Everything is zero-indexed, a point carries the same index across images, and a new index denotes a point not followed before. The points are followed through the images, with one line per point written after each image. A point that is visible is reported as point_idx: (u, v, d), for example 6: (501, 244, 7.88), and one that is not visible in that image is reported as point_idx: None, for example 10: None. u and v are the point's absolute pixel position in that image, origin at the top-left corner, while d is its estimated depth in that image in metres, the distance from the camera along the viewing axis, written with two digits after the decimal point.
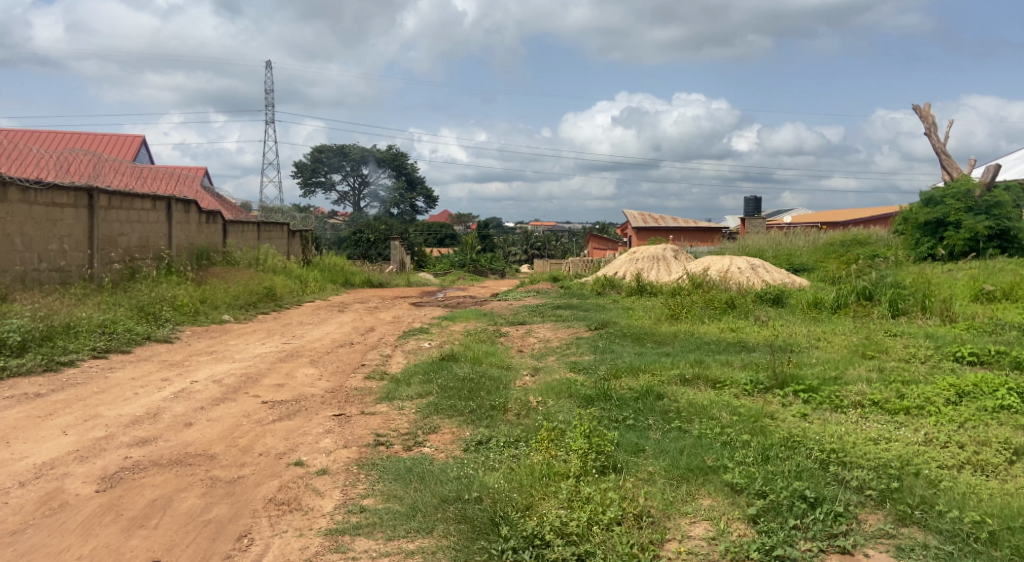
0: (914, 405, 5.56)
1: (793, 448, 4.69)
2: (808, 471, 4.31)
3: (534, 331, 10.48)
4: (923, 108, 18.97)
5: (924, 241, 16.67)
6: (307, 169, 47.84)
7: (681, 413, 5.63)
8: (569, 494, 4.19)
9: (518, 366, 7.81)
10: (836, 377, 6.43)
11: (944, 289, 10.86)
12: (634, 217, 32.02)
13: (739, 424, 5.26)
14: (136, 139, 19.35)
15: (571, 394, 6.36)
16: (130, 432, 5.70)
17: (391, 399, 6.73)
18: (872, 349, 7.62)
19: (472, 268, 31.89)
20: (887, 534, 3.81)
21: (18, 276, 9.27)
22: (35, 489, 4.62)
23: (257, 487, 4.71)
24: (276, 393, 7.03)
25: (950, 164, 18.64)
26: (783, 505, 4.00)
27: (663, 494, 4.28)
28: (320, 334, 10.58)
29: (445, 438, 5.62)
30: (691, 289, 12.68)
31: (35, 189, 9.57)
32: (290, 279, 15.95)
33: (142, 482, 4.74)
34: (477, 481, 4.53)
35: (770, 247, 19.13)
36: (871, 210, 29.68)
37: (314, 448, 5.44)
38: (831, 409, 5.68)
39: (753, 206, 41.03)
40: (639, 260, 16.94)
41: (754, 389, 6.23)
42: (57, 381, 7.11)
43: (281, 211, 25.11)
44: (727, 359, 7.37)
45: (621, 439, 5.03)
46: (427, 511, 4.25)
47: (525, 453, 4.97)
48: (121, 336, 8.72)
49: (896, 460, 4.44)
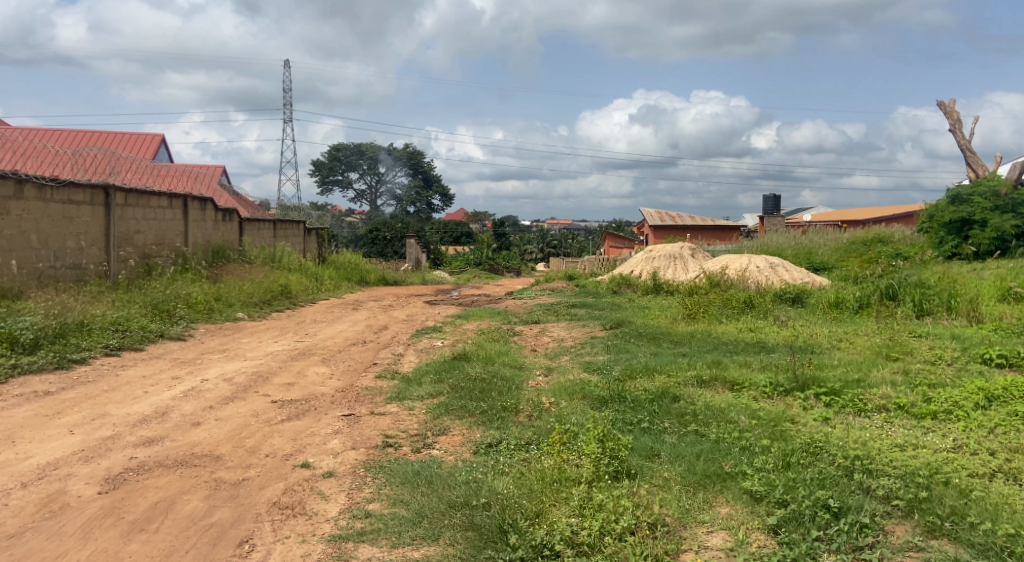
0: (942, 410, 5.37)
1: (815, 454, 4.51)
2: (831, 479, 4.13)
3: (548, 329, 10.35)
4: (948, 105, 18.59)
5: (948, 240, 16.37)
6: (324, 168, 48.03)
7: (698, 416, 5.46)
8: (581, 502, 4.05)
9: (532, 366, 7.66)
10: (860, 380, 6.24)
11: (971, 289, 10.59)
12: (651, 215, 31.74)
13: (758, 428, 5.08)
14: (156, 138, 19.43)
15: (584, 396, 6.21)
16: (137, 432, 5.61)
17: (401, 399, 6.62)
18: (897, 351, 7.40)
19: (487, 266, 31.88)
20: (917, 547, 3.62)
21: (34, 273, 9.25)
22: (36, 491, 4.52)
23: (262, 489, 4.60)
24: (286, 392, 6.92)
25: (976, 161, 18.28)
26: (805, 515, 3.83)
27: (679, 501, 4.12)
28: (334, 332, 10.49)
29: (455, 440, 5.49)
30: (709, 288, 12.47)
31: (51, 186, 9.53)
32: (305, 276, 15.89)
33: (146, 483, 4.64)
34: (486, 486, 4.38)
35: (789, 246, 18.85)
36: (892, 209, 29.31)
37: (322, 450, 5.32)
38: (855, 414, 5.48)
39: (772, 205, 40.71)
40: (656, 258, 16.74)
41: (773, 391, 6.05)
42: (68, 379, 7.05)
43: (298, 209, 25.18)
44: (746, 360, 7.19)
45: (635, 443, 4.87)
46: (434, 517, 4.12)
47: (536, 457, 4.83)
48: (134, 334, 8.65)
49: (924, 468, 4.25)
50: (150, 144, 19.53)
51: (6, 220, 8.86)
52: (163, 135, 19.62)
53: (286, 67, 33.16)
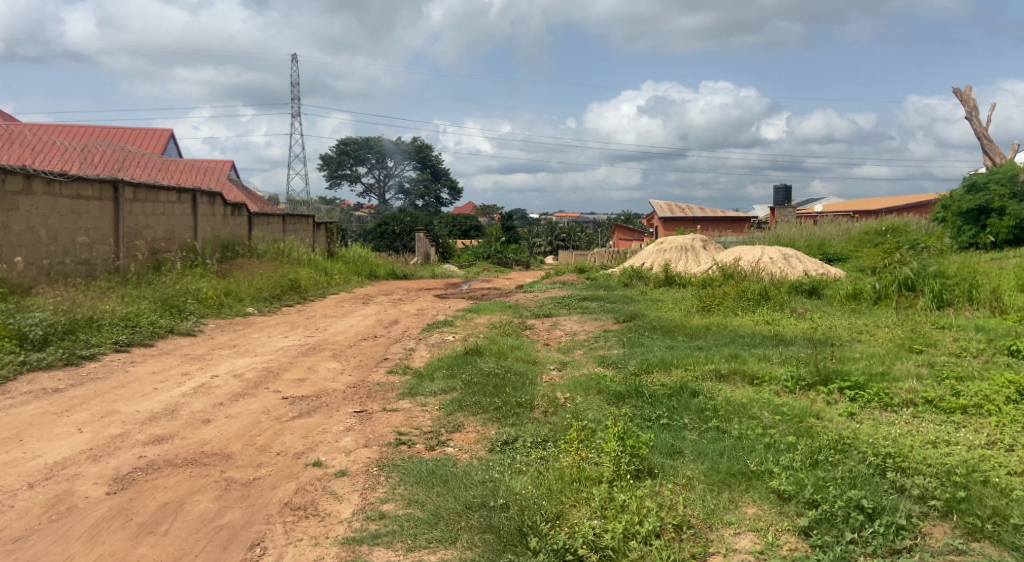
0: (972, 404, 5.20)
1: (843, 451, 4.36)
2: (862, 478, 3.99)
3: (560, 323, 10.21)
4: (964, 92, 18.28)
5: (965, 229, 16.18)
6: (332, 162, 47.83)
7: (719, 411, 5.30)
8: (603, 502, 3.92)
9: (545, 360, 7.52)
10: (884, 373, 6.07)
11: (992, 278, 10.38)
12: (661, 206, 31.51)
13: (783, 424, 4.92)
14: (165, 133, 19.48)
15: (600, 392, 6.06)
16: (146, 430, 5.50)
17: (414, 395, 6.50)
18: (920, 343, 7.22)
19: (496, 260, 31.76)
20: (957, 550, 3.48)
21: (43, 269, 9.16)
22: (44, 491, 4.43)
23: (273, 490, 4.48)
24: (297, 388, 6.80)
25: (993, 149, 17.99)
26: (838, 515, 3.69)
27: (704, 501, 3.98)
28: (344, 327, 10.37)
29: (469, 438, 5.35)
30: (723, 280, 12.29)
31: (60, 181, 9.43)
32: (314, 270, 15.77)
33: (154, 484, 4.53)
34: (504, 486, 4.25)
35: (802, 237, 18.63)
36: (904, 199, 29.03)
37: (333, 448, 5.20)
38: (881, 408, 5.33)
39: (784, 195, 40.27)
40: (668, 250, 16.55)
41: (796, 385, 5.89)
42: (77, 376, 6.95)
43: (307, 203, 25.08)
44: (765, 354, 7.03)
45: (655, 440, 4.72)
46: (451, 519, 3.99)
47: (553, 455, 4.69)
48: (143, 330, 8.55)
49: (961, 466, 4.09)
50: (159, 139, 19.52)
51: (14, 215, 8.77)
52: (172, 130, 19.61)
53: (293, 61, 32.79)
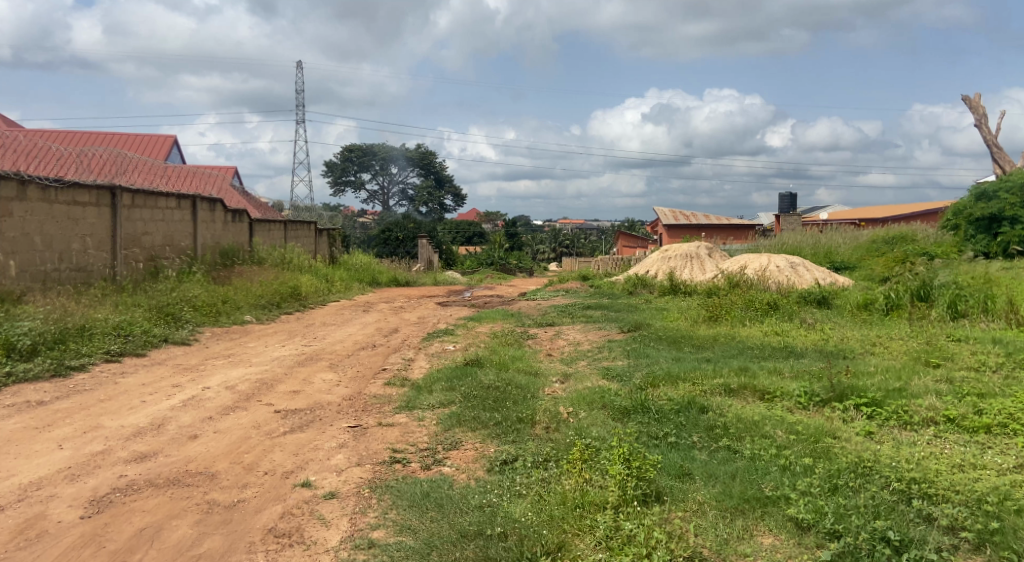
0: (996, 423, 4.95)
1: (864, 475, 4.10)
2: (886, 507, 3.73)
3: (563, 332, 9.94)
4: (973, 99, 18.04)
5: (979, 238, 15.83)
6: (336, 168, 47.74)
7: (729, 429, 5.04)
8: (607, 532, 3.70)
9: (547, 372, 7.25)
10: (902, 389, 5.78)
11: (1006, 288, 10.09)
12: (665, 214, 31.27)
13: (798, 444, 4.65)
14: (168, 140, 19.40)
15: (604, 406, 5.79)
16: (129, 446, 5.25)
17: (411, 408, 6.24)
18: (936, 356, 6.94)
19: (499, 267, 31.46)
20: None
21: (38, 276, 8.93)
22: (15, 515, 4.17)
23: (258, 513, 4.22)
24: (291, 401, 6.55)
25: (1002, 156, 17.72)
26: (862, 549, 3.44)
27: (716, 530, 3.72)
28: (343, 336, 10.12)
29: (467, 456, 5.09)
30: (729, 289, 12.03)
31: (55, 187, 9.22)
32: (315, 277, 15.50)
33: (132, 507, 4.27)
34: (502, 512, 4.00)
35: (810, 245, 18.35)
36: (910, 208, 28.74)
37: (324, 466, 4.94)
38: (900, 427, 5.06)
39: (788, 203, 40.00)
40: (672, 258, 16.30)
41: (810, 402, 5.62)
42: (64, 388, 6.69)
43: (308, 210, 24.81)
44: (776, 367, 6.74)
45: (664, 461, 4.44)
46: (444, 549, 3.72)
47: (556, 476, 4.42)
48: (137, 339, 8.30)
49: (991, 493, 3.82)
50: (162, 146, 19.38)
51: (9, 221, 8.57)
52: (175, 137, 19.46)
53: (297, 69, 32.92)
